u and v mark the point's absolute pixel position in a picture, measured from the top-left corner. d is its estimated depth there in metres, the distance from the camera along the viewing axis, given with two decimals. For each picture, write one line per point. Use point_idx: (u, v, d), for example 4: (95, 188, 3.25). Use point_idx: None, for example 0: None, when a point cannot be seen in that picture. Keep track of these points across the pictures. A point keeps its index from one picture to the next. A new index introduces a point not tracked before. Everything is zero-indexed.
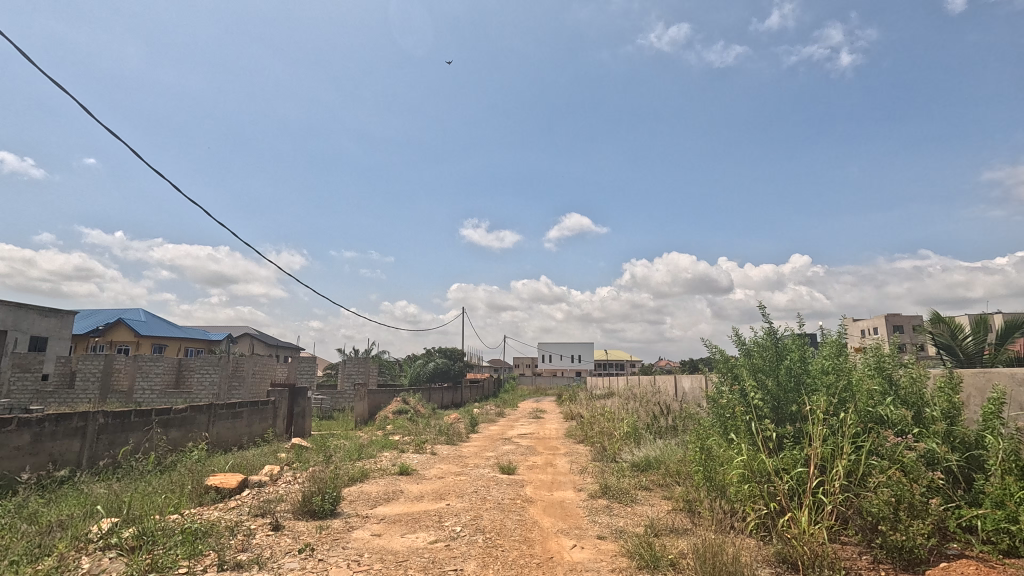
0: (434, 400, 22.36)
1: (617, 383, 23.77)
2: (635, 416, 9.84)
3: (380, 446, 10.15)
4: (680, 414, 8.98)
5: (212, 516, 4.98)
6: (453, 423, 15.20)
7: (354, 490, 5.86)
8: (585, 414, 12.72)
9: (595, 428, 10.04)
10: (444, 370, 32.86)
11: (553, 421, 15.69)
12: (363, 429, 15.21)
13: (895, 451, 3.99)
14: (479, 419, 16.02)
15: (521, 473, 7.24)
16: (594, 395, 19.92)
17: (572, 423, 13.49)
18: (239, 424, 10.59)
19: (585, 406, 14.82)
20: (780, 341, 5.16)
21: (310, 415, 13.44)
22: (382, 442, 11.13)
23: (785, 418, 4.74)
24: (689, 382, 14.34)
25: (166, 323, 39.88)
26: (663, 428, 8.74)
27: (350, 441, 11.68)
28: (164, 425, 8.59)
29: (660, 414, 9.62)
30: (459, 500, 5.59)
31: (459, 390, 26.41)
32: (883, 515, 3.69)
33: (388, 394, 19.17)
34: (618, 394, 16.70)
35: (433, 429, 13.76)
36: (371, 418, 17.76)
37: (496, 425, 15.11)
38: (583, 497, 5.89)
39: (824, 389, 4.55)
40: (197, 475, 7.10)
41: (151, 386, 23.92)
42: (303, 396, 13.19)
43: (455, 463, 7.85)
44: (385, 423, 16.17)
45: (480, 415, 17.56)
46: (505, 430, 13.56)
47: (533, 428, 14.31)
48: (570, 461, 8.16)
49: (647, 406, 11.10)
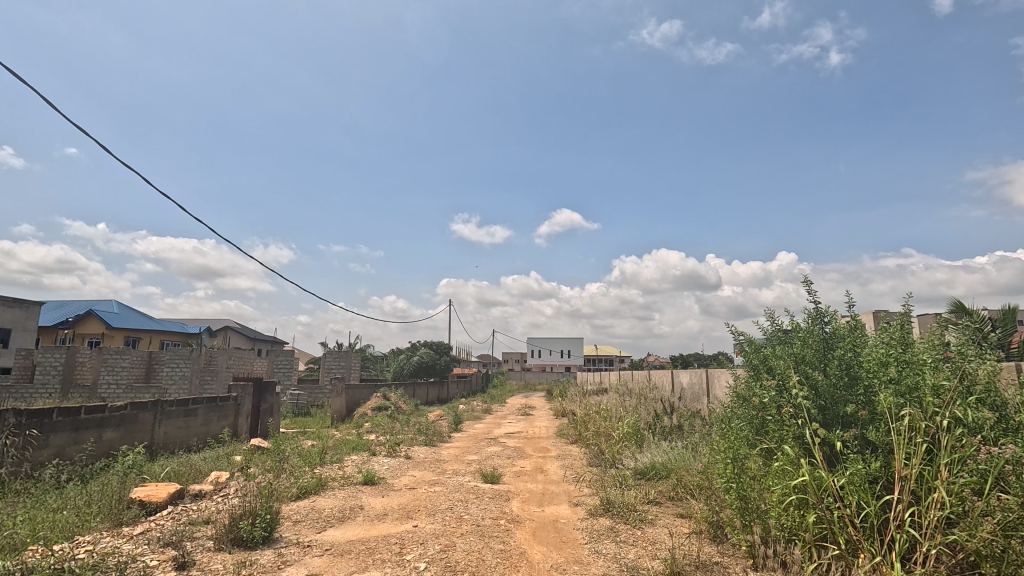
0: (418, 396, 21.33)
1: (609, 378, 22.96)
2: (634, 414, 8.90)
3: (351, 448, 9.11)
4: (685, 413, 8.04)
5: (110, 544, 3.89)
6: (435, 420, 14.20)
7: (303, 509, 4.80)
8: (578, 411, 11.81)
9: (590, 427, 9.07)
10: (429, 364, 31.67)
11: (544, 418, 14.79)
12: (339, 427, 14.14)
13: (1000, 466, 3.01)
14: (464, 417, 15.04)
15: (507, 482, 6.23)
16: (586, 390, 19.08)
17: (563, 421, 12.59)
18: (193, 422, 9.48)
19: (578, 403, 13.92)
20: (828, 327, 4.16)
21: (279, 412, 12.33)
22: (354, 443, 10.08)
23: (839, 423, 3.78)
24: (688, 377, 13.49)
25: (140, 315, 38.23)
26: (668, 429, 7.79)
27: (320, 442, 10.60)
28: (97, 426, 7.43)
29: (662, 412, 8.68)
30: (430, 520, 4.56)
31: (445, 385, 25.36)
32: (996, 557, 2.72)
33: (367, 390, 18.07)
34: (612, 389, 15.84)
35: (413, 427, 12.75)
36: (349, 415, 16.70)
37: (482, 422, 14.15)
38: (581, 515, 4.88)
39: (891, 385, 3.57)
40: (123, 486, 5.98)
41: (117, 381, 22.56)
42: (269, 391, 12.07)
43: (431, 470, 6.83)
44: (363, 421, 15.10)
45: (466, 412, 16.57)
46: (491, 429, 12.60)
47: (521, 425, 13.38)
48: (563, 466, 7.18)
49: (645, 402, 10.17)
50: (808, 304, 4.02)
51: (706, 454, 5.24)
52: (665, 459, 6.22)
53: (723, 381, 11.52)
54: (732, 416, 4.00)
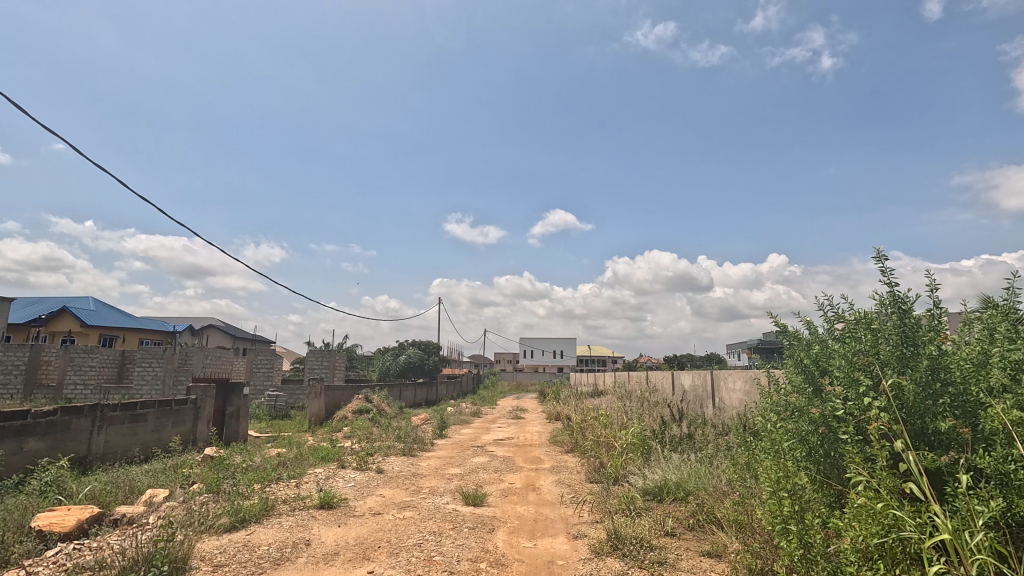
0: (404, 398, 20.32)
1: (604, 380, 22.12)
2: (637, 419, 7.98)
3: (320, 458, 8.09)
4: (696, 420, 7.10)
5: None
6: (419, 425, 13.20)
7: (231, 550, 3.77)
8: (573, 416, 10.88)
9: (588, 435, 8.13)
10: (417, 365, 30.63)
11: (535, 422, 13.87)
12: (315, 433, 13.14)
13: None
14: (450, 421, 14.07)
15: (493, 504, 5.26)
16: (581, 392, 18.22)
17: (556, 426, 11.66)
18: (142, 430, 8.43)
19: (572, 406, 13.01)
20: (908, 318, 3.09)
21: (248, 415, 11.35)
22: (325, 451, 9.09)
23: (929, 442, 2.82)
24: (689, 379, 12.66)
25: (118, 313, 36.81)
26: (677, 438, 6.85)
27: (287, 451, 9.57)
28: (16, 436, 6.37)
29: (668, 418, 7.77)
30: (391, 563, 3.57)
31: (434, 386, 24.40)
32: None
33: (348, 391, 17.04)
34: (609, 391, 14.95)
35: (394, 432, 11.76)
36: (328, 419, 15.67)
37: (469, 427, 13.18)
38: (582, 554, 3.90)
39: (1007, 393, 2.59)
40: (26, 511, 4.92)
41: (85, 382, 21.32)
42: (236, 394, 11.07)
43: (404, 488, 5.84)
44: (343, 425, 14.07)
45: (453, 416, 15.59)
46: (479, 434, 11.65)
47: (512, 430, 12.42)
48: (558, 482, 6.23)
49: (648, 407, 9.26)
50: (883, 287, 3.04)
51: (740, 476, 4.26)
52: (682, 476, 5.28)
53: (731, 383, 10.66)
54: (780, 434, 3.05)
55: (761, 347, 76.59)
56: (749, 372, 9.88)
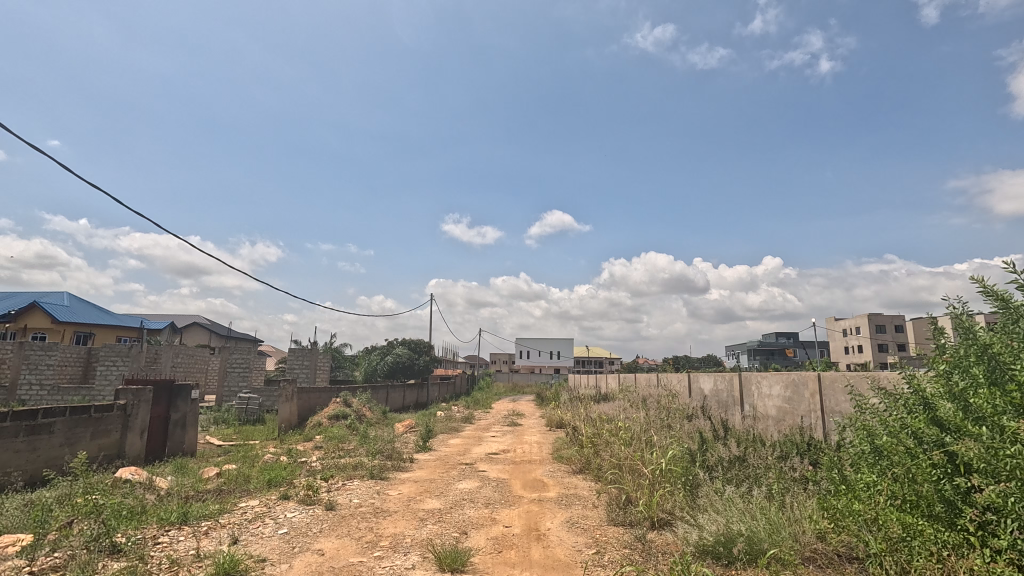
0: (391, 401, 18.72)
1: (607, 384, 20.58)
2: (665, 432, 6.36)
3: (266, 482, 6.40)
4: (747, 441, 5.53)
5: None
6: (401, 435, 11.58)
7: None
8: (578, 425, 9.32)
9: (602, 453, 6.56)
10: (405, 365, 28.96)
11: (534, 431, 12.31)
12: (282, 443, 11.49)
13: None
14: (438, 428, 12.47)
15: (480, 569, 3.59)
16: (584, 396, 16.69)
17: (559, 437, 10.11)
18: (43, 444, 6.74)
19: (576, 413, 11.48)
20: None
21: (197, 423, 9.74)
22: (279, 470, 7.42)
23: None
24: (711, 381, 11.14)
25: (93, 310, 34.83)
26: (722, 459, 5.23)
27: (235, 469, 7.88)
28: None
29: (704, 434, 6.15)
30: None
31: (424, 387, 22.77)
32: None
33: (325, 395, 15.34)
34: (617, 395, 13.41)
35: (371, 443, 10.16)
36: (302, 425, 14.01)
37: (459, 436, 11.55)
38: None
39: None
40: None
41: (41, 382, 19.34)
42: (181, 397, 9.45)
43: (356, 537, 4.15)
44: (315, 434, 12.45)
45: (442, 422, 13.93)
46: (469, 445, 10.09)
47: (508, 441, 10.86)
48: (572, 526, 4.60)
49: (674, 417, 7.67)
50: None
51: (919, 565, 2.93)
52: (754, 528, 3.66)
53: (765, 388, 9.12)
54: None
55: (761, 349, 75.35)
56: (789, 376, 8.35)
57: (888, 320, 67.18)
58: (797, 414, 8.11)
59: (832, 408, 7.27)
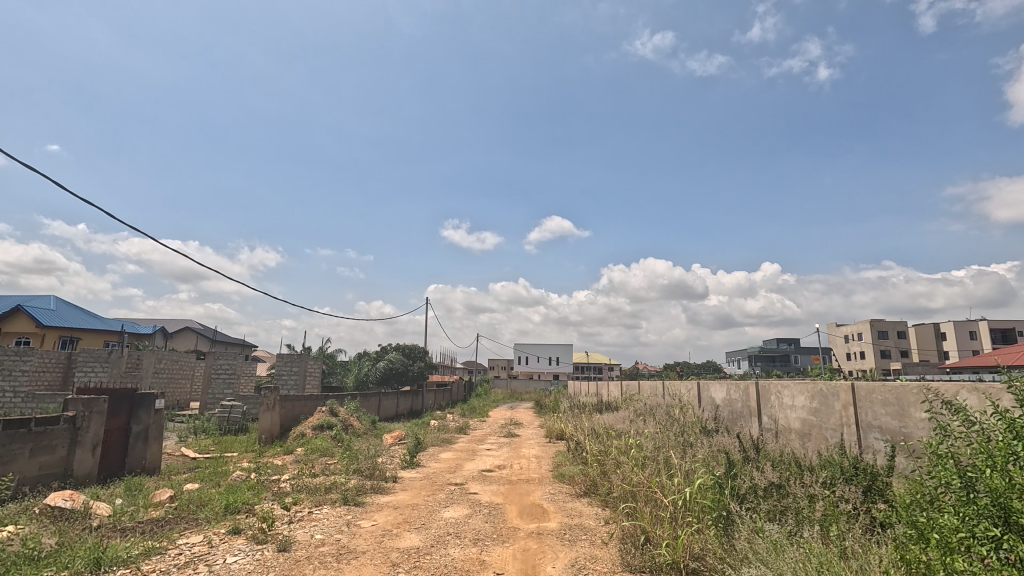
0: (382, 409, 17.88)
1: (608, 392, 19.82)
2: (685, 452, 5.49)
3: (222, 510, 5.53)
4: (783, 467, 4.70)
5: None
6: (389, 448, 10.72)
7: None
8: (580, 439, 8.49)
9: (611, 475, 5.72)
10: (400, 371, 28.72)
11: (532, 443, 11.50)
12: (259, 457, 10.61)
13: None
14: (429, 439, 11.63)
15: None
16: (584, 404, 15.90)
17: (559, 452, 9.28)
18: None
19: (577, 424, 10.66)
20: None
21: (162, 436, 8.86)
22: (243, 492, 6.54)
23: None
24: (723, 390, 10.33)
25: (81, 314, 33.95)
26: (756, 484, 4.40)
27: (196, 490, 7.00)
28: None
29: (731, 453, 5.29)
30: None
31: (418, 394, 21.93)
32: None
33: (311, 404, 14.48)
34: (620, 404, 12.60)
35: (354, 457, 9.32)
36: (284, 436, 13.12)
37: (452, 448, 10.72)
38: None
39: None
40: None
41: (15, 389, 18.35)
42: (143, 408, 8.60)
43: None
44: (297, 447, 11.58)
45: (434, 432, 13.10)
46: (462, 460, 9.25)
47: (504, 455, 10.03)
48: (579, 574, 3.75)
49: (691, 432, 6.83)
50: None
51: None
52: None
53: (787, 399, 8.28)
54: None
55: (762, 355, 74.60)
56: (816, 386, 7.54)
57: (890, 326, 66.65)
58: (826, 428, 7.29)
59: (869, 423, 6.46)
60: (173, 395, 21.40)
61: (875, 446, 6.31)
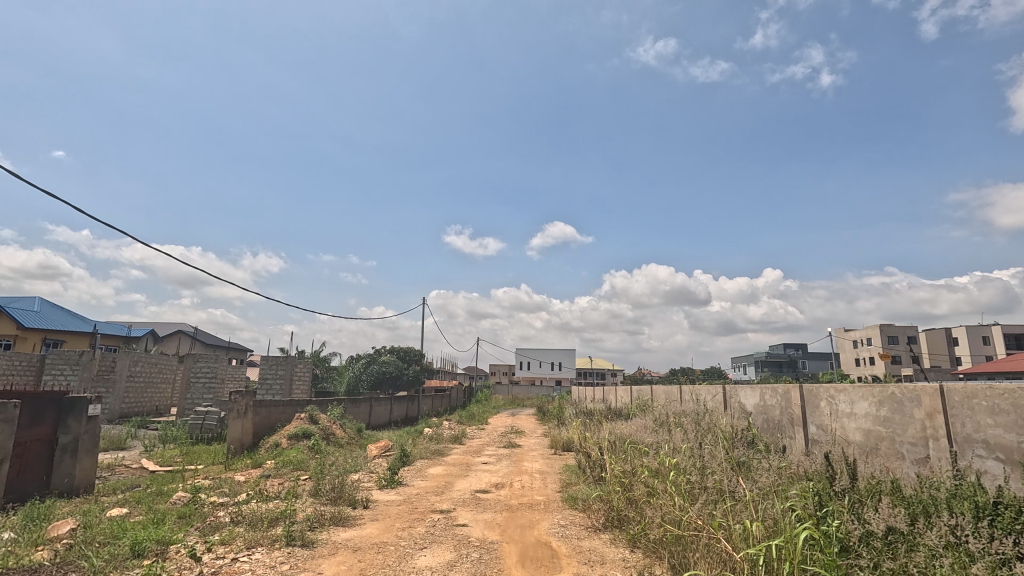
0: (374, 416, 16.59)
1: (616, 398, 18.51)
2: (749, 475, 4.09)
3: (122, 553, 4.14)
4: (907, 507, 3.27)
5: None
6: (371, 461, 9.33)
7: None
8: (592, 453, 7.09)
9: (645, 511, 4.27)
10: (393, 376, 27.64)
11: (535, 456, 10.13)
12: (221, 473, 9.17)
13: None
14: (418, 450, 10.25)
15: None
16: (590, 412, 14.60)
17: (567, 469, 7.90)
18: None
19: (587, 434, 9.29)
20: None
21: (95, 448, 7.47)
22: (168, 524, 5.13)
23: None
24: (757, 395, 8.94)
25: (67, 316, 32.60)
26: (870, 530, 3.01)
27: (116, 519, 5.58)
28: None
29: (817, 478, 3.85)
30: None
31: (414, 400, 20.62)
32: None
33: (290, 409, 13.10)
34: (633, 412, 11.24)
35: (329, 472, 7.93)
36: (256, 446, 11.68)
37: (443, 462, 9.36)
38: None
39: None
40: None
41: None
42: (72, 415, 7.21)
43: None
44: (267, 460, 10.17)
45: (425, 442, 11.75)
46: (453, 477, 7.86)
47: (505, 470, 8.66)
48: None
49: (738, 446, 5.41)
50: None
51: None
52: None
53: (843, 406, 6.86)
54: None
55: (768, 361, 72.99)
56: (886, 391, 6.14)
57: (901, 331, 65.17)
58: (902, 442, 5.88)
59: (968, 437, 5.04)
60: (150, 400, 20.03)
61: (979, 467, 4.91)
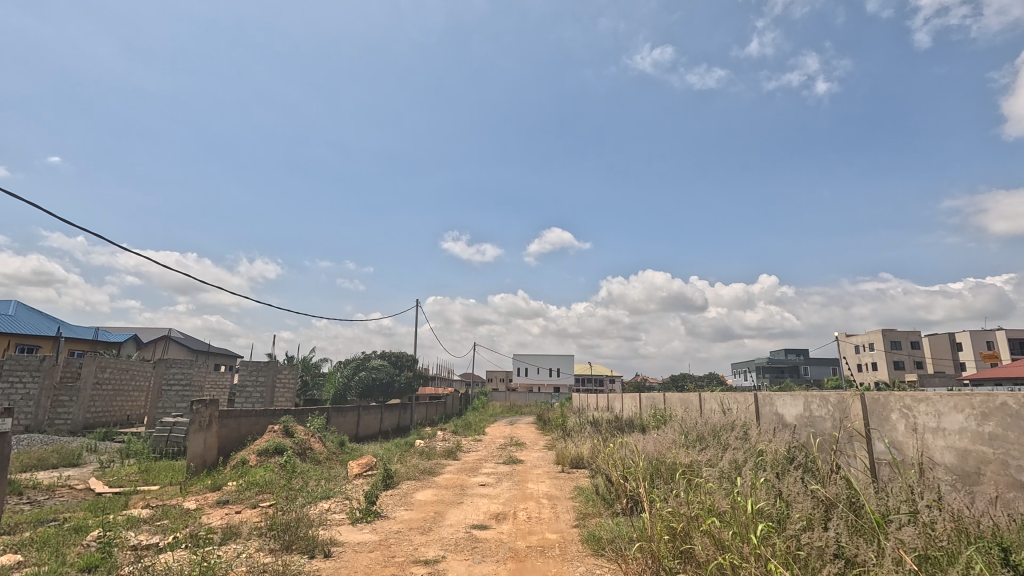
0: (360, 426, 15.17)
1: (623, 406, 17.16)
2: (883, 533, 2.79)
3: None
4: None
5: None
6: (349, 484, 7.93)
7: None
8: (613, 478, 5.73)
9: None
10: (384, 383, 26.19)
11: (539, 475, 8.77)
12: (171, 498, 7.73)
13: None
14: (405, 468, 8.88)
15: None
16: (596, 422, 13.28)
17: (581, 494, 6.54)
18: None
19: (602, 450, 7.94)
20: None
21: (4, 473, 6.07)
22: None
23: None
24: (802, 405, 7.60)
25: (44, 319, 31.02)
26: None
27: None
28: None
29: (998, 534, 2.57)
30: None
31: (405, 408, 19.20)
32: None
33: (263, 421, 11.67)
34: (650, 423, 9.91)
35: (293, 498, 6.54)
36: (220, 463, 10.22)
37: (433, 484, 7.98)
38: None
39: None
40: None
41: None
42: None
43: None
44: (229, 482, 8.72)
45: (414, 457, 10.37)
46: (444, 505, 6.50)
47: (505, 493, 7.31)
48: None
49: (821, 477, 4.07)
50: None
51: None
52: None
53: (926, 419, 5.54)
54: None
55: (770, 366, 71.76)
56: (995, 402, 4.82)
57: (904, 336, 64.22)
58: (1019, 467, 4.57)
59: None
60: (119, 410, 18.56)
61: None
